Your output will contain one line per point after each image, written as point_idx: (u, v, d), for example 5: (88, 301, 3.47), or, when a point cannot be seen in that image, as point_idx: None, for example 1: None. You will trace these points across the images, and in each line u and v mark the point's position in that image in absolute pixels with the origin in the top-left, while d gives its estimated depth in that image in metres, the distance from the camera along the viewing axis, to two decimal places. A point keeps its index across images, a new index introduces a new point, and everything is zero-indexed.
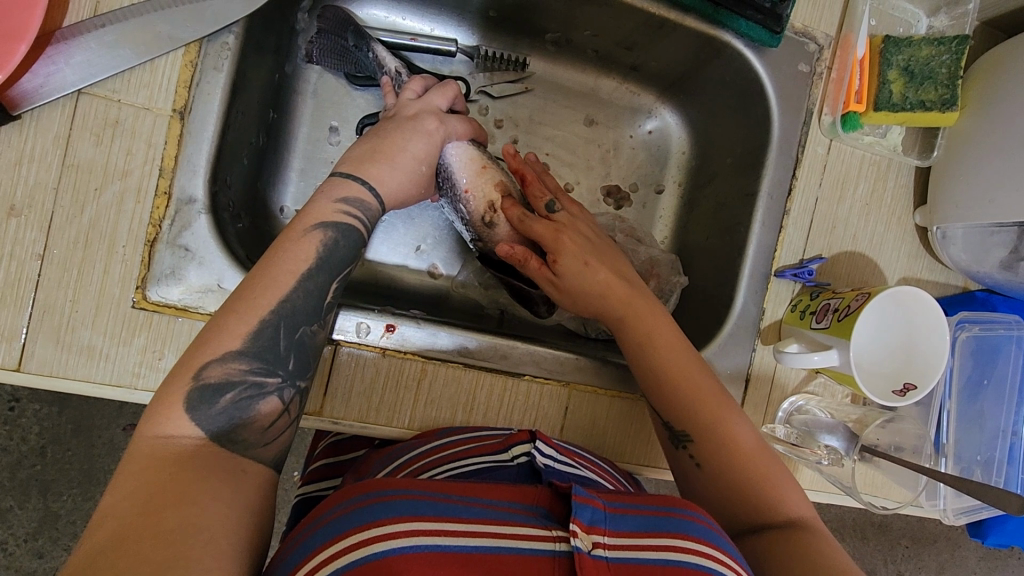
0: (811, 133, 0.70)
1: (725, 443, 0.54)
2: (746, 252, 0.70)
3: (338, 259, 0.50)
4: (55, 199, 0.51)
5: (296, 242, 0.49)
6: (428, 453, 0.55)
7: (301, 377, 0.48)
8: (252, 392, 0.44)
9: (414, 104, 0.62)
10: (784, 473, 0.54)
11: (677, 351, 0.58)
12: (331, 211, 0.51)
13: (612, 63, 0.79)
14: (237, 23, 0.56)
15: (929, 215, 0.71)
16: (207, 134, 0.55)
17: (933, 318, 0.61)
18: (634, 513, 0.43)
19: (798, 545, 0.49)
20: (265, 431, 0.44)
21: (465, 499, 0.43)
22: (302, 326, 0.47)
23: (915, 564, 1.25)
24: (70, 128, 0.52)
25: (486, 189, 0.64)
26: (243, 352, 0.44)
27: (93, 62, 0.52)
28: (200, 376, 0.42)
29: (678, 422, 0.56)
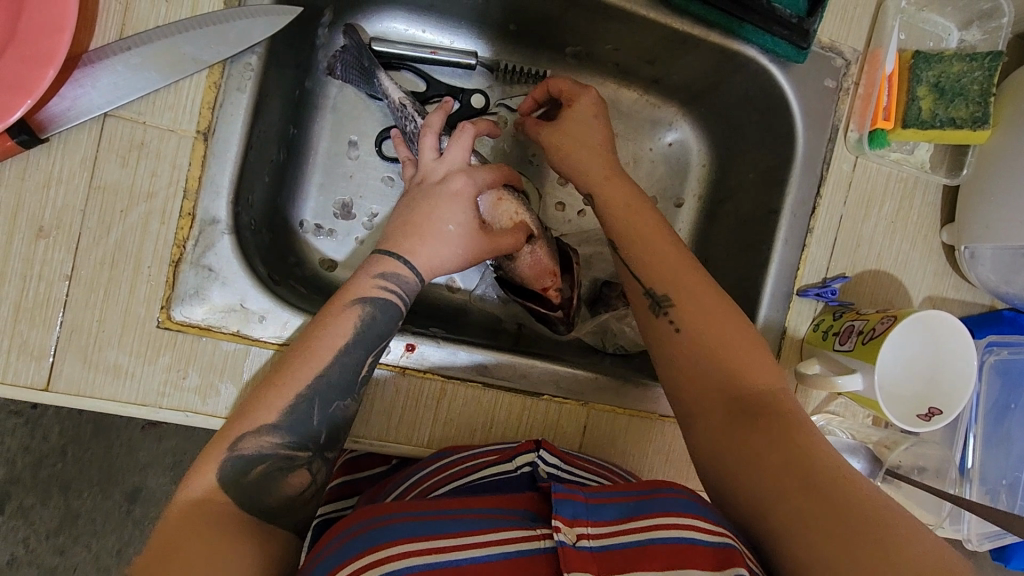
0: (836, 150, 0.69)
1: (712, 318, 0.53)
2: (768, 271, 0.69)
3: (376, 332, 0.51)
4: (82, 220, 0.52)
5: (335, 318, 0.50)
6: (445, 469, 0.56)
7: (332, 448, 0.48)
8: (283, 464, 0.45)
9: (439, 167, 0.60)
10: (753, 341, 0.53)
11: (660, 236, 0.59)
12: (370, 287, 0.52)
13: (632, 76, 0.78)
14: (260, 44, 0.56)
15: (956, 234, 0.69)
16: (231, 154, 0.55)
17: (949, 329, 0.60)
18: (613, 503, 0.45)
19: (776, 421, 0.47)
20: (294, 498, 0.46)
21: (455, 511, 0.45)
22: (336, 400, 0.48)
23: None
24: (96, 150, 0.52)
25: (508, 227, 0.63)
26: (276, 426, 0.46)
27: (119, 85, 0.52)
28: (235, 448, 0.44)
29: (664, 290, 0.56)
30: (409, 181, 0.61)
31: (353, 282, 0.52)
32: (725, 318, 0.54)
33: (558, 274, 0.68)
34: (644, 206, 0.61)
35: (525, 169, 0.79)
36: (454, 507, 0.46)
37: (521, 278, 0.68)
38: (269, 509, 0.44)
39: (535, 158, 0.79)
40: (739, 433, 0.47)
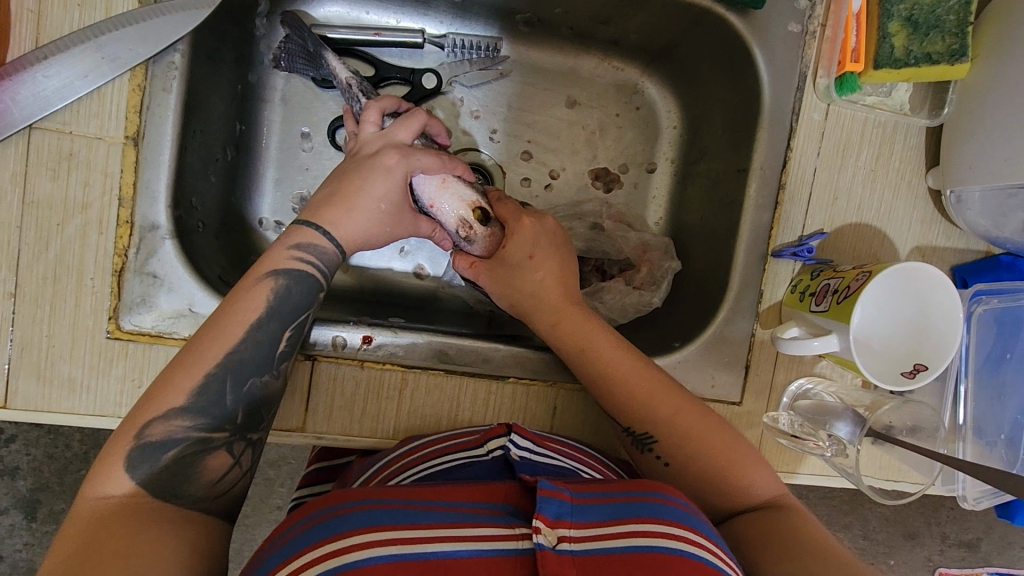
0: (805, 99, 0.65)
1: (687, 437, 0.55)
2: (741, 233, 0.66)
3: (293, 305, 0.51)
4: (20, 236, 0.52)
5: (250, 290, 0.50)
6: (406, 456, 0.55)
7: (252, 429, 0.49)
8: (198, 447, 0.45)
9: (375, 139, 0.57)
10: (747, 452, 0.56)
11: (609, 344, 0.58)
12: (285, 259, 0.51)
13: (590, 39, 0.75)
14: (182, 40, 0.54)
15: (942, 178, 0.65)
16: (164, 158, 0.54)
17: (943, 289, 0.57)
18: (602, 502, 0.43)
19: (777, 526, 0.51)
20: (214, 483, 0.46)
21: (430, 501, 0.43)
22: (251, 377, 0.48)
23: (961, 525, 1.22)
24: (25, 165, 0.51)
25: (456, 207, 0.59)
26: (185, 409, 0.45)
27: (39, 96, 0.51)
28: (142, 435, 0.44)
29: (638, 424, 0.57)
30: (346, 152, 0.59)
31: (268, 256, 0.51)
32: (695, 421, 0.56)
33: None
34: (570, 305, 0.60)
35: (486, 147, 0.76)
36: (430, 496, 0.44)
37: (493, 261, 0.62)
38: (189, 497, 0.44)
39: (495, 134, 0.77)
40: (743, 546, 0.51)
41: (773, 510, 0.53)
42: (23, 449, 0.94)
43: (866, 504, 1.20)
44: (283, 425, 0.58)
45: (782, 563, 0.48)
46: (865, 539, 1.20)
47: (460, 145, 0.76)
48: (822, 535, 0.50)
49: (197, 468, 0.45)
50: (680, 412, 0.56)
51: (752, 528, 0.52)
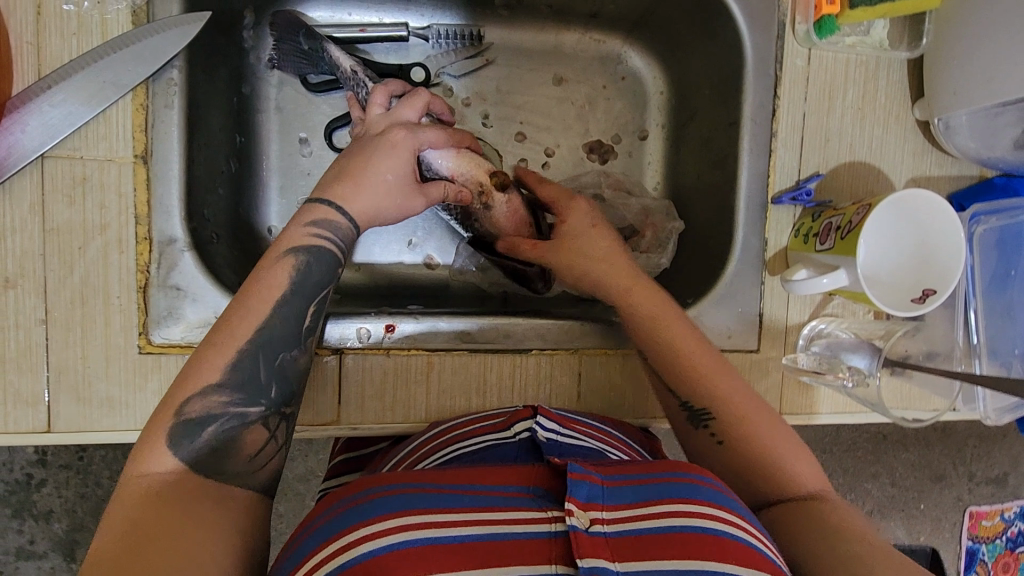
0: (785, 47, 0.66)
1: (746, 416, 0.54)
2: (739, 184, 0.67)
3: (314, 281, 0.52)
4: (44, 264, 0.53)
5: (269, 268, 0.51)
6: (436, 437, 0.56)
7: (285, 404, 0.51)
8: (237, 422, 0.47)
9: (380, 120, 0.59)
10: (790, 438, 0.54)
11: (671, 318, 0.59)
12: (302, 237, 0.53)
13: (569, 16, 0.77)
14: (177, 56, 0.55)
15: (928, 109, 0.67)
16: (174, 172, 0.55)
17: (942, 218, 0.58)
18: (634, 485, 0.42)
19: (820, 516, 0.48)
20: (254, 457, 0.48)
21: (459, 486, 0.43)
22: (282, 352, 0.50)
23: (987, 462, 1.24)
24: (42, 194, 0.53)
25: (474, 172, 0.64)
26: (221, 385, 0.47)
27: (49, 125, 0.52)
28: (182, 411, 0.45)
29: (697, 397, 0.56)
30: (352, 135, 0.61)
31: (285, 234, 0.53)
32: (752, 404, 0.55)
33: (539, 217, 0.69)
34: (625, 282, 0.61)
35: (481, 133, 0.78)
36: (459, 479, 0.44)
37: (502, 225, 0.67)
38: (232, 473, 0.46)
39: (487, 119, 0.78)
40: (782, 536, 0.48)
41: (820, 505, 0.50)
42: (54, 491, 0.96)
43: (891, 452, 1.21)
44: (317, 421, 0.60)
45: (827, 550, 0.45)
46: (893, 486, 1.22)
47: None
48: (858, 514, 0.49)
49: (235, 443, 0.47)
50: (740, 396, 0.55)
51: (791, 515, 0.49)
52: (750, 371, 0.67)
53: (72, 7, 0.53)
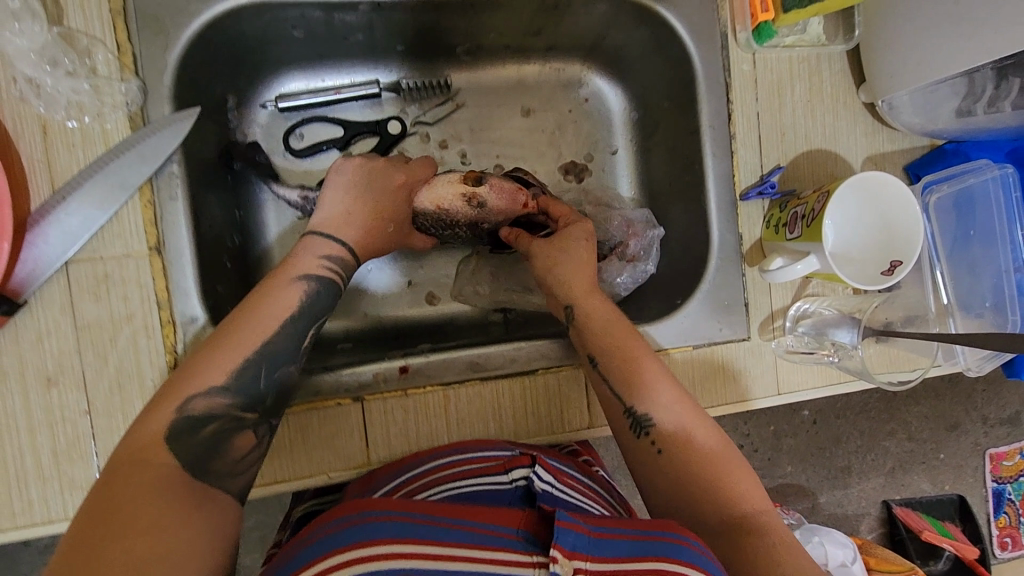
0: (730, 55, 0.71)
1: (684, 426, 0.56)
2: (708, 186, 0.72)
3: (319, 307, 0.60)
4: (80, 359, 0.57)
5: (283, 288, 0.58)
6: (430, 473, 0.58)
7: (274, 415, 0.56)
8: (233, 424, 0.52)
9: (364, 170, 0.68)
10: (728, 456, 0.56)
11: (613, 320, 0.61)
12: (316, 266, 0.61)
13: (528, 51, 0.81)
14: (175, 152, 0.60)
15: (871, 92, 0.71)
16: (186, 258, 0.60)
17: (903, 199, 0.63)
18: (622, 538, 0.44)
19: (744, 543, 0.50)
20: (240, 459, 0.52)
21: (453, 519, 0.45)
22: (283, 365, 0.56)
23: (998, 404, 1.27)
24: (70, 296, 0.57)
25: (453, 187, 0.71)
26: (226, 388, 0.52)
27: (68, 233, 0.56)
28: (186, 407, 0.50)
29: (640, 404, 0.58)
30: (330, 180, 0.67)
31: (300, 261, 0.60)
32: (693, 416, 0.57)
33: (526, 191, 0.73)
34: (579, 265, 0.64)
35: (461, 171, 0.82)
36: (452, 514, 0.45)
37: (501, 217, 0.72)
38: (217, 472, 0.50)
39: (466, 158, 0.83)
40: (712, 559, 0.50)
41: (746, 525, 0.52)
42: None
43: (902, 409, 1.25)
44: (349, 463, 0.64)
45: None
46: (910, 441, 1.26)
47: None
48: (785, 536, 0.51)
49: (228, 443, 0.52)
50: (682, 406, 0.57)
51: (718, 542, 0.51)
52: (746, 358, 0.71)
53: (74, 123, 0.57)
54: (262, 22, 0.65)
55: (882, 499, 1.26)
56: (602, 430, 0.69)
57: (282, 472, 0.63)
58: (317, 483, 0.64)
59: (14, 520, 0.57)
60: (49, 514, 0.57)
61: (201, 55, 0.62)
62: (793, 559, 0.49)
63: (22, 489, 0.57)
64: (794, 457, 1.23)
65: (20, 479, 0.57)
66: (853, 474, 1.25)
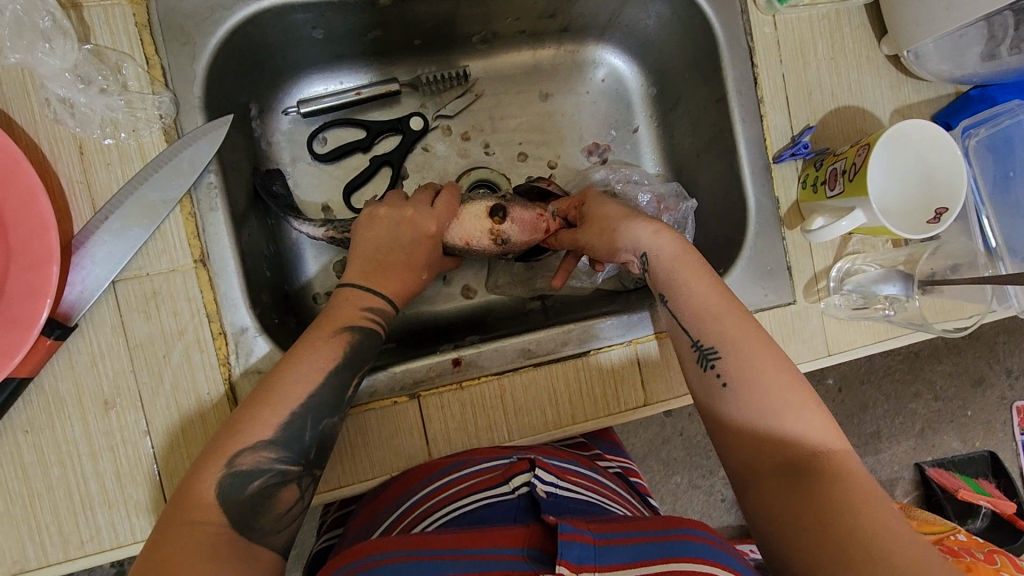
0: (751, 19, 0.71)
1: (752, 359, 0.53)
2: (740, 153, 0.71)
3: (364, 354, 0.59)
4: (135, 379, 0.57)
5: (327, 342, 0.57)
6: (430, 496, 0.57)
7: (318, 465, 0.55)
8: (278, 479, 0.52)
9: (395, 218, 0.66)
10: (801, 397, 0.51)
11: (680, 256, 0.59)
12: (358, 317, 0.60)
13: (542, 36, 0.81)
14: (211, 162, 0.59)
15: (895, 44, 0.71)
16: (231, 267, 0.59)
17: (948, 152, 0.62)
18: (623, 544, 0.45)
19: (813, 486, 0.46)
20: (282, 516, 0.52)
21: (457, 550, 0.46)
22: (326, 418, 0.55)
23: (1023, 355, 1.27)
24: (120, 315, 0.57)
25: (479, 225, 0.69)
26: (272, 442, 0.52)
27: (113, 252, 0.56)
28: (234, 463, 0.50)
29: (706, 338, 0.56)
30: (357, 233, 0.65)
31: (340, 313, 0.60)
32: (763, 353, 0.53)
33: (545, 211, 0.70)
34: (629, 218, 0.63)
35: (486, 162, 0.82)
36: (457, 543, 0.47)
37: (527, 245, 0.71)
38: (260, 528, 0.50)
39: (489, 148, 0.82)
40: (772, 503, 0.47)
41: (820, 469, 0.47)
42: None
43: (928, 368, 1.25)
44: (411, 461, 0.63)
45: (812, 535, 0.43)
46: (937, 401, 1.25)
47: (463, 167, 0.81)
48: (857, 481, 0.46)
49: (272, 499, 0.51)
50: (750, 340, 0.54)
51: (782, 484, 0.48)
52: (792, 322, 0.71)
53: (110, 140, 0.57)
54: (283, 26, 0.64)
55: (914, 462, 1.25)
56: (657, 408, 0.69)
57: (345, 477, 0.62)
58: (379, 484, 0.64)
59: (82, 548, 0.56)
60: (115, 538, 0.56)
61: (225, 64, 0.62)
62: (869, 511, 0.43)
63: (89, 515, 0.56)
64: None
65: (85, 506, 0.56)
66: (883, 439, 1.24)
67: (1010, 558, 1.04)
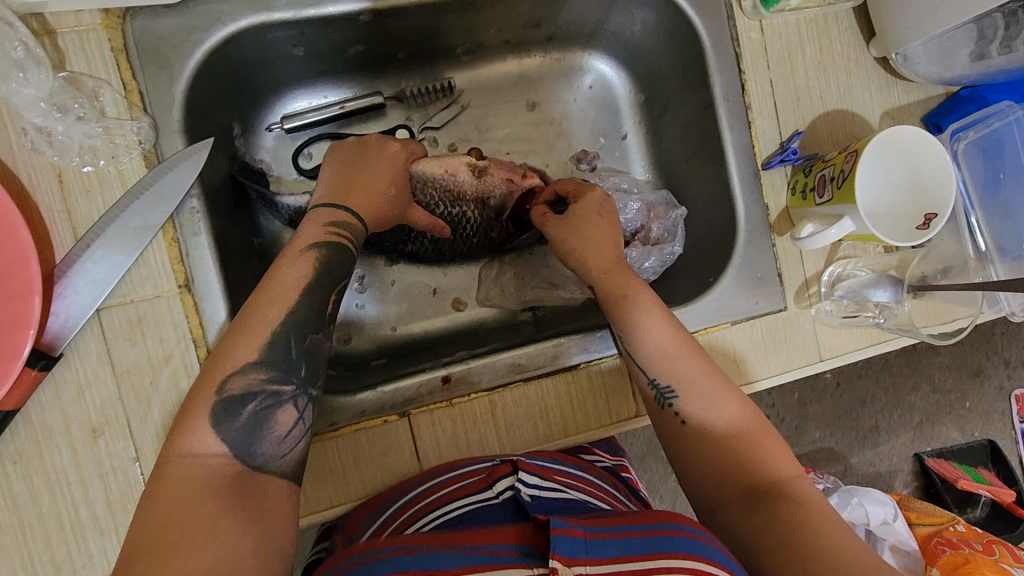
0: (738, 25, 0.70)
1: (709, 393, 0.55)
2: (728, 159, 0.71)
3: (335, 271, 0.56)
4: (123, 406, 0.56)
5: (296, 260, 0.55)
6: (414, 505, 0.56)
7: (314, 384, 0.53)
8: (272, 402, 0.50)
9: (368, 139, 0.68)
10: (758, 424, 0.54)
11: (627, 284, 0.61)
12: (324, 234, 0.57)
13: (528, 44, 0.80)
14: (194, 186, 0.59)
15: (883, 47, 0.70)
16: (216, 292, 0.58)
17: (930, 145, 0.62)
18: (614, 537, 0.44)
19: (776, 511, 0.48)
20: (283, 439, 0.49)
21: (454, 544, 0.45)
22: (309, 333, 0.53)
23: (1018, 345, 1.27)
24: (106, 342, 0.56)
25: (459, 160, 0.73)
26: (258, 363, 0.50)
27: (94, 280, 0.55)
28: (223, 390, 0.48)
29: (663, 377, 0.58)
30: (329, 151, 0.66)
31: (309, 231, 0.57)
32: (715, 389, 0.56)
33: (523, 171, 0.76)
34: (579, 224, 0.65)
35: None
36: (453, 540, 0.46)
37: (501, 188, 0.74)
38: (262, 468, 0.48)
39: None
40: (744, 537, 0.49)
41: (780, 492, 0.50)
42: None
43: (925, 361, 1.25)
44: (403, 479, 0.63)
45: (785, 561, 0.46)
46: (935, 392, 1.25)
47: None
48: (816, 500, 0.49)
49: (269, 424, 0.49)
50: (703, 378, 0.56)
51: (749, 513, 0.50)
52: (784, 328, 0.70)
53: (89, 168, 0.56)
54: (262, 44, 0.63)
55: (913, 453, 1.25)
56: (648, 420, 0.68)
57: (336, 496, 0.62)
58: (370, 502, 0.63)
59: None
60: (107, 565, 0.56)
61: (205, 85, 0.61)
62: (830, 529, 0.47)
63: (81, 543, 0.56)
64: (820, 422, 1.22)
65: (77, 534, 0.56)
66: (881, 432, 1.24)
67: (1008, 547, 1.02)
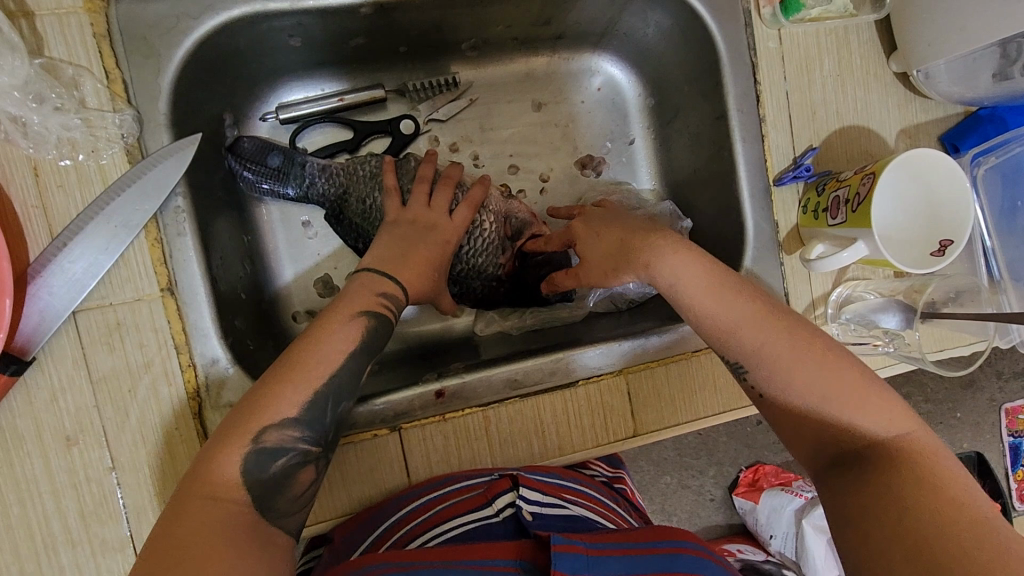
0: (755, 33, 0.67)
1: (790, 358, 0.49)
2: (739, 173, 0.68)
3: (379, 339, 0.54)
4: (99, 414, 0.54)
5: (343, 325, 0.52)
6: (408, 519, 0.54)
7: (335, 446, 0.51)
8: (300, 459, 0.47)
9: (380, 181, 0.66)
10: (854, 382, 0.47)
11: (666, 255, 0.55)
12: (375, 302, 0.55)
13: (536, 43, 0.77)
14: (179, 183, 0.56)
15: (904, 61, 0.68)
16: (200, 296, 0.56)
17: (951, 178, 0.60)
18: (617, 555, 0.42)
19: (883, 481, 0.42)
20: (300, 496, 0.47)
21: (450, 561, 0.43)
22: (346, 399, 0.50)
23: (1012, 358, 1.26)
24: (82, 347, 0.53)
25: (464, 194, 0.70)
26: (298, 420, 0.47)
27: (71, 281, 0.52)
28: (259, 440, 0.45)
29: (728, 353, 0.52)
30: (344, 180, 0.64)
31: (356, 296, 0.54)
32: (793, 351, 0.49)
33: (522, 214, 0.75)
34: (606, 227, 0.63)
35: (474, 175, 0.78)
36: (450, 556, 0.44)
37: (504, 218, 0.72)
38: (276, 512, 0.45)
39: (479, 160, 0.78)
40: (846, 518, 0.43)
41: (883, 458, 0.44)
42: None
43: (920, 372, 1.24)
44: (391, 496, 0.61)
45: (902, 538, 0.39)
46: (928, 403, 1.24)
47: None
48: (931, 462, 0.43)
49: (293, 480, 0.47)
50: (780, 342, 0.49)
51: (853, 487, 0.43)
52: None
53: (68, 161, 0.53)
54: (257, 34, 0.60)
55: None
56: (646, 439, 0.66)
57: (322, 513, 0.60)
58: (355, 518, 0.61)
59: None
60: None
61: (194, 75, 0.58)
62: (951, 497, 0.40)
63: (51, 556, 0.53)
64: None
65: (47, 547, 0.53)
66: None
67: None
